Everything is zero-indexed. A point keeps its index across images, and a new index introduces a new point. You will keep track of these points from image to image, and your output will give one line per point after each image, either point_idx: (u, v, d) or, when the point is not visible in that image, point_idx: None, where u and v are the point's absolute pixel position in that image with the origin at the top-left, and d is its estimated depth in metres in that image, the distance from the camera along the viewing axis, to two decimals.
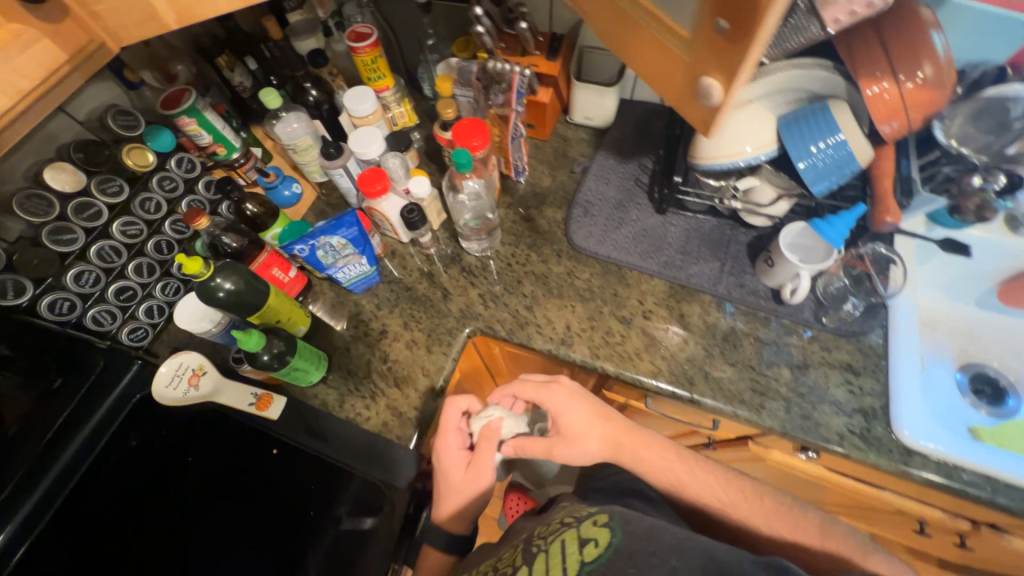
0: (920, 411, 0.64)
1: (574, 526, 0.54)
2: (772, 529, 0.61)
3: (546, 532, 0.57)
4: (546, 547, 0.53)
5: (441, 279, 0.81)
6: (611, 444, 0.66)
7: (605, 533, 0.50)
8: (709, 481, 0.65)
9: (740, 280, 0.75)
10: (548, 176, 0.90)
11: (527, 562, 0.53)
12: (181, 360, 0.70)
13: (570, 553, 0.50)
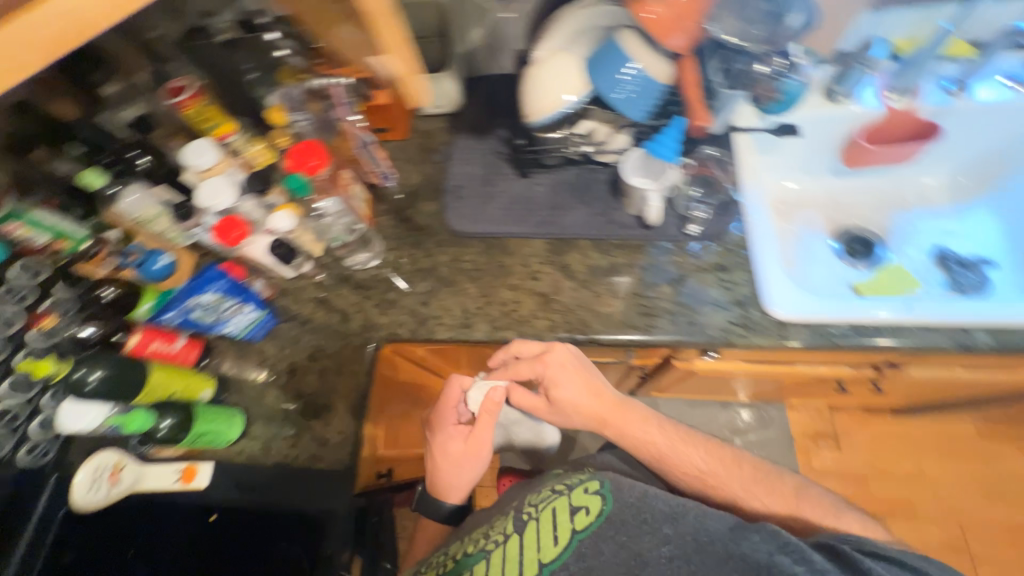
0: (784, 286, 0.70)
1: (564, 494, 0.70)
2: (753, 495, 0.71)
3: (538, 499, 0.72)
4: (536, 516, 0.70)
5: (336, 301, 0.82)
6: (595, 415, 0.73)
7: (596, 503, 0.67)
8: (687, 451, 0.74)
9: (608, 216, 0.79)
10: (416, 172, 0.92)
11: (518, 529, 0.70)
12: (95, 462, 0.67)
13: (565, 518, 0.67)
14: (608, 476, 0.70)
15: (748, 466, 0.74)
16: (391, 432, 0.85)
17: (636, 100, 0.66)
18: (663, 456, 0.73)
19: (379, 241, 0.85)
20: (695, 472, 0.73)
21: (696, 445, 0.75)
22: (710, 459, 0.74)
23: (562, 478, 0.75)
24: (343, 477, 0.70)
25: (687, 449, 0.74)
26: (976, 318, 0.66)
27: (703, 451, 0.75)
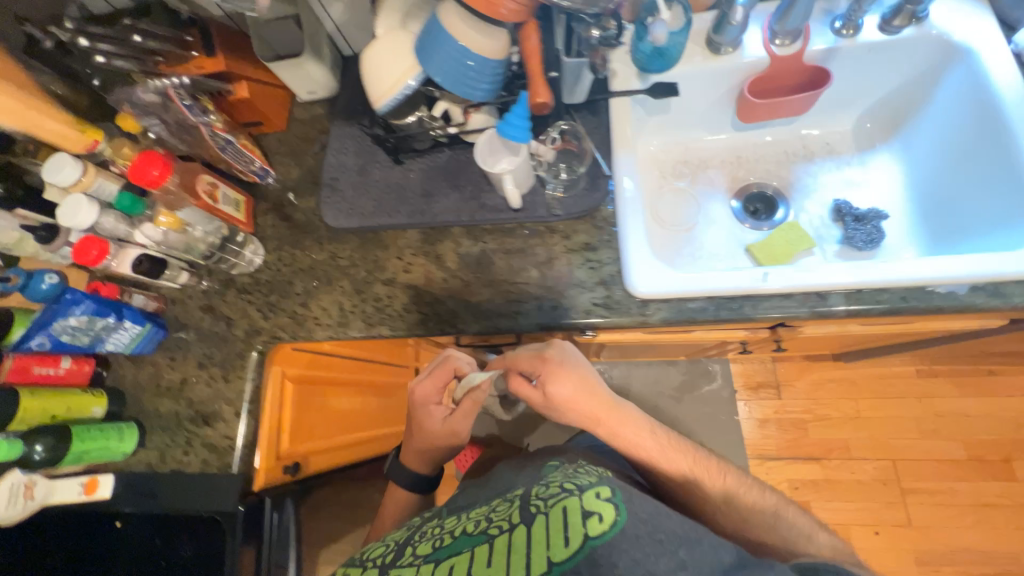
0: (648, 262, 0.68)
1: (575, 494, 0.54)
2: (733, 502, 0.68)
3: (546, 492, 0.56)
4: (545, 511, 0.52)
5: (222, 308, 0.82)
6: (591, 414, 0.70)
7: (609, 510, 0.51)
8: (672, 458, 0.70)
9: (479, 200, 0.76)
10: (296, 166, 0.88)
11: (523, 523, 0.53)
12: (5, 484, 0.69)
13: (572, 524, 0.50)
14: (622, 486, 0.54)
15: (732, 478, 0.70)
16: (297, 427, 0.89)
17: (472, 75, 0.62)
18: (643, 459, 0.71)
19: (257, 244, 0.82)
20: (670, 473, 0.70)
21: (683, 454, 0.71)
22: (692, 468, 0.70)
23: (573, 471, 0.60)
24: (232, 481, 0.72)
25: (674, 455, 0.71)
26: (855, 279, 0.61)
27: (686, 459, 0.71)
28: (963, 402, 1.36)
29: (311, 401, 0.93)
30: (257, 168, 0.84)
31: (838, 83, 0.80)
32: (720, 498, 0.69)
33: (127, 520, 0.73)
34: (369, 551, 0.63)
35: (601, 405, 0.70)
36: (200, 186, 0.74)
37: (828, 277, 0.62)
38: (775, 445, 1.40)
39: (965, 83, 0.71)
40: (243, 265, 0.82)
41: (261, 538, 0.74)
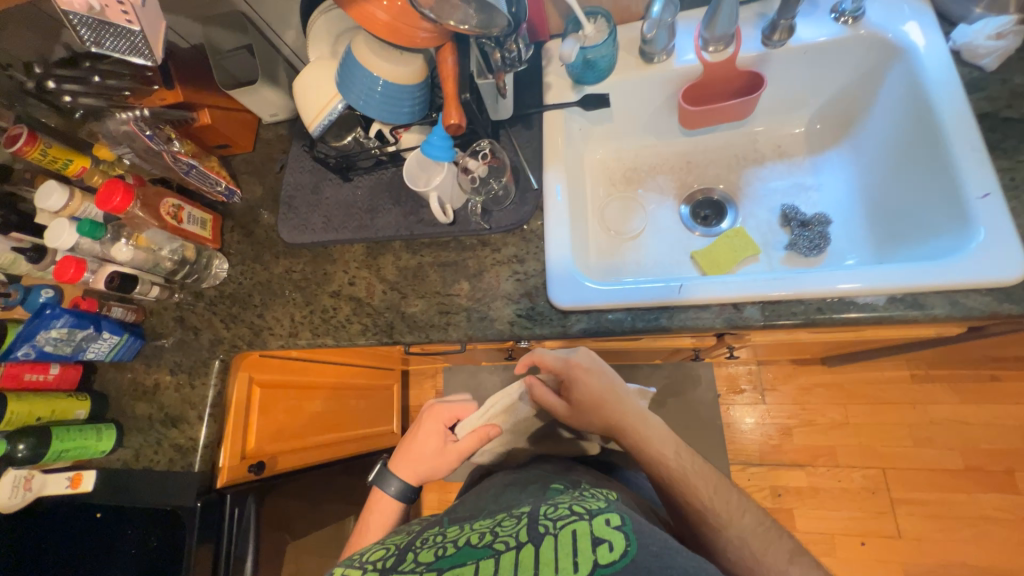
0: (569, 274, 0.69)
1: (585, 519, 0.47)
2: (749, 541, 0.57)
3: (553, 514, 0.49)
4: (555, 532, 0.46)
5: (191, 319, 0.89)
6: (613, 420, 0.67)
7: (620, 539, 0.44)
8: (699, 480, 0.62)
9: (417, 215, 0.80)
10: (260, 185, 0.94)
11: (531, 540, 0.45)
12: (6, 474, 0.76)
13: (580, 548, 0.43)
14: (631, 516, 0.49)
15: (750, 514, 0.60)
16: (264, 428, 0.95)
17: (395, 100, 0.66)
18: (669, 474, 0.63)
19: (222, 258, 0.90)
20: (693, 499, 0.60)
21: (712, 479, 0.63)
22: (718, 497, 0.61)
23: (577, 495, 0.54)
24: (195, 477, 0.80)
25: (701, 477, 0.63)
26: (766, 290, 0.62)
27: (707, 487, 0.62)
28: (961, 408, 1.29)
29: (279, 404, 0.99)
30: (223, 189, 0.90)
31: (782, 85, 0.78)
32: (746, 541, 0.57)
33: (106, 512, 0.81)
34: (368, 553, 0.53)
35: (624, 411, 0.68)
36: (165, 210, 0.81)
37: (738, 288, 0.63)
38: (758, 451, 1.37)
39: (906, 83, 0.68)
40: (210, 278, 0.89)
41: (220, 535, 0.80)
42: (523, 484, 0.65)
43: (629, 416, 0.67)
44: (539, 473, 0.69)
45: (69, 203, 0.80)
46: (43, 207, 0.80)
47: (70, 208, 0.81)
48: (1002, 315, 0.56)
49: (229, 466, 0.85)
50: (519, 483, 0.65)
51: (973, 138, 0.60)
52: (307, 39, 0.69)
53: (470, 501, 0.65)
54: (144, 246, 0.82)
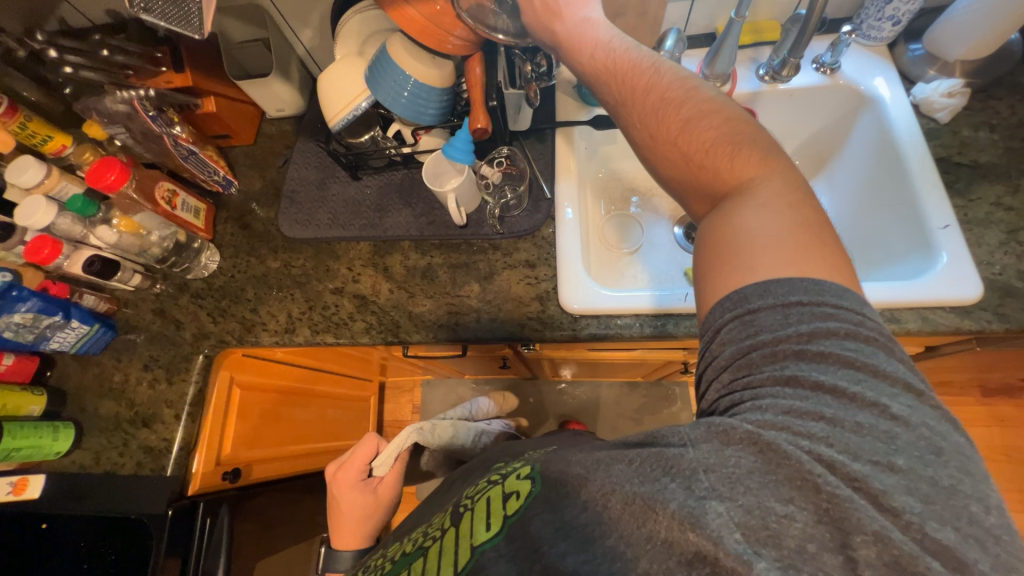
0: (581, 281, 0.71)
1: (499, 484, 0.53)
2: (717, 169, 0.47)
3: (474, 492, 0.56)
4: (472, 506, 0.52)
5: (172, 311, 0.84)
6: (572, 40, 0.56)
7: (525, 485, 0.48)
8: (700, 137, 0.48)
9: (429, 217, 0.80)
10: (260, 179, 0.92)
11: (454, 522, 0.53)
12: None
13: (493, 509, 0.49)
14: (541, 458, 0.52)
15: (731, 135, 0.47)
16: (240, 434, 0.89)
17: (422, 101, 0.68)
18: (654, 121, 0.50)
19: (214, 250, 0.86)
20: (684, 154, 0.48)
21: (727, 128, 0.48)
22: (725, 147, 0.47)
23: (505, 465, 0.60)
24: (166, 482, 0.73)
25: (700, 114, 0.49)
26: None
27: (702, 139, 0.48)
28: None
29: (257, 408, 0.94)
30: (219, 179, 0.87)
31: (769, 123, 0.87)
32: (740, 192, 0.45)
33: (53, 523, 0.72)
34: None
35: (573, 20, 0.57)
36: (159, 193, 0.78)
37: None
38: None
39: (875, 129, 0.78)
40: (196, 269, 0.85)
41: (187, 549, 0.73)
42: (467, 473, 0.70)
43: (573, 27, 0.56)
44: (490, 455, 0.74)
45: (47, 180, 0.74)
46: (13, 181, 0.73)
47: (42, 185, 0.74)
48: (963, 330, 0.63)
49: (204, 472, 0.79)
50: (467, 471, 0.72)
51: (921, 149, 0.72)
52: (336, 38, 0.72)
53: (425, 505, 0.73)
54: (132, 230, 0.78)
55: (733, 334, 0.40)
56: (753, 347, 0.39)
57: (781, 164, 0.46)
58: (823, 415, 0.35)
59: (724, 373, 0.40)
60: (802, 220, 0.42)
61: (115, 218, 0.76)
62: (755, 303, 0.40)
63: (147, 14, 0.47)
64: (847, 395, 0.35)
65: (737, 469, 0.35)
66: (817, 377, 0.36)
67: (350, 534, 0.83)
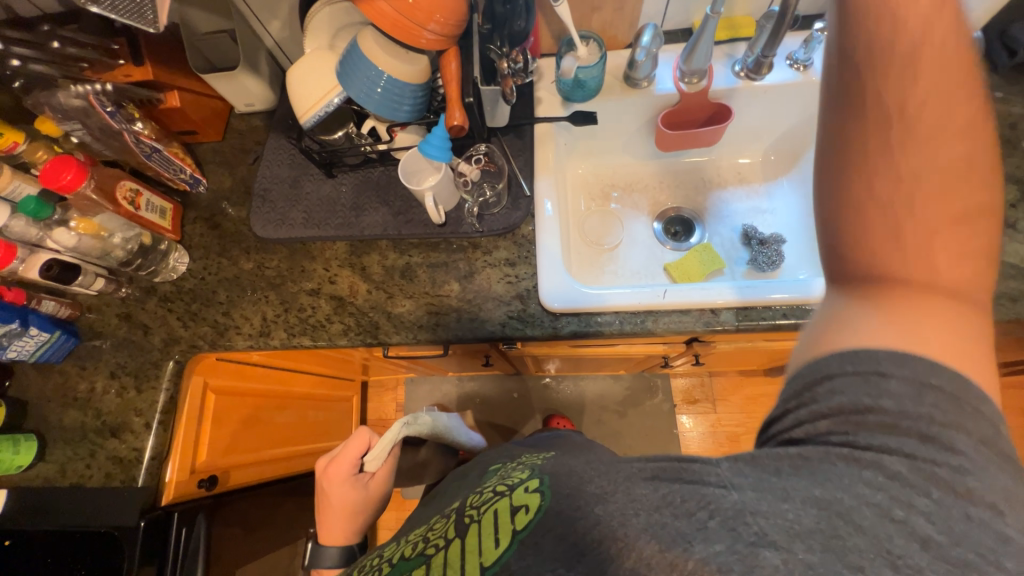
0: (561, 281, 0.71)
1: (506, 494, 0.49)
2: (918, 251, 0.36)
3: (478, 500, 0.52)
4: (478, 518, 0.48)
5: (139, 316, 0.81)
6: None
7: (536, 499, 0.45)
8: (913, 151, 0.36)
9: (407, 216, 0.79)
10: (230, 177, 0.89)
11: (459, 533, 0.49)
12: None
13: (502, 524, 0.46)
14: (552, 471, 0.49)
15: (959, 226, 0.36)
16: (216, 440, 0.87)
17: (396, 97, 0.67)
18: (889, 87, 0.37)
19: (183, 251, 0.83)
20: (884, 206, 0.36)
21: (954, 207, 0.36)
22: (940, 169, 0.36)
23: (509, 472, 0.57)
24: (137, 494, 0.71)
25: (944, 152, 0.36)
26: (736, 297, 0.68)
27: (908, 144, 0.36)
28: None
29: (234, 413, 0.91)
30: (187, 177, 0.84)
31: (743, 119, 0.89)
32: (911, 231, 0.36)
33: (20, 537, 0.70)
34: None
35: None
36: (120, 193, 0.74)
37: (715, 294, 0.69)
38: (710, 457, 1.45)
39: None
40: (166, 272, 0.82)
41: (163, 561, 0.71)
42: (464, 475, 0.69)
43: None
44: (488, 456, 0.73)
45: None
46: None
47: None
48: None
49: (179, 480, 0.76)
50: (462, 475, 0.71)
51: None
52: (305, 31, 0.69)
53: (420, 510, 0.70)
54: (93, 232, 0.74)
55: (850, 390, 0.35)
56: (870, 409, 0.34)
57: (975, 284, 0.36)
58: (930, 492, 0.31)
59: (826, 423, 0.35)
60: (972, 343, 0.34)
61: (73, 221, 0.72)
62: (883, 371, 0.34)
63: (96, 6, 0.44)
64: (965, 482, 0.31)
65: (796, 524, 0.32)
66: (927, 454, 0.32)
67: (338, 531, 0.81)
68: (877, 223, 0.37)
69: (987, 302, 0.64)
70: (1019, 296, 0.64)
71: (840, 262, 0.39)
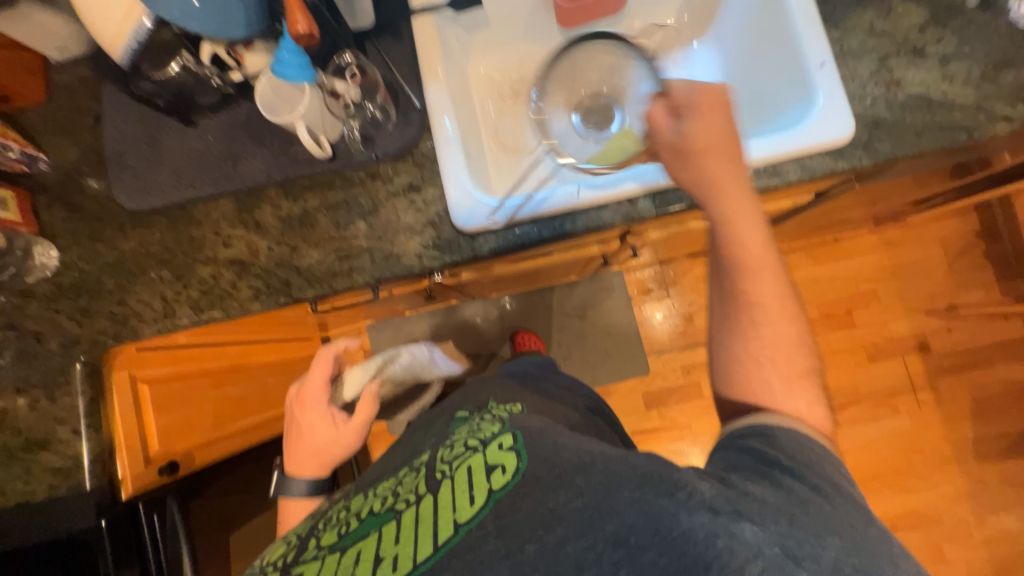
0: (469, 195, 0.66)
1: (479, 450, 0.53)
2: (780, 376, 0.52)
3: (450, 455, 0.54)
4: (451, 474, 0.51)
5: (25, 323, 0.72)
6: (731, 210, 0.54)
7: (512, 459, 0.50)
8: (772, 315, 0.53)
9: (290, 155, 0.70)
10: (74, 145, 0.75)
11: (431, 489, 0.51)
12: None
13: (477, 479, 0.49)
14: (524, 428, 0.54)
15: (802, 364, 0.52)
16: (165, 428, 0.84)
17: (223, 10, 0.55)
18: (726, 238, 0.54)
19: (47, 242, 0.73)
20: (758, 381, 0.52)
21: (796, 354, 0.52)
22: (775, 300, 0.53)
23: (476, 425, 0.60)
24: (89, 496, 0.69)
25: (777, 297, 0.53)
26: (676, 176, 0.63)
27: (793, 357, 0.53)
28: (815, 269, 1.51)
29: (177, 398, 0.88)
30: (17, 155, 0.71)
31: None
32: (774, 366, 0.52)
33: None
34: (272, 553, 0.58)
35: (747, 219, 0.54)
36: None
37: (631, 181, 0.65)
38: (668, 339, 1.53)
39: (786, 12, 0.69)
40: (40, 269, 0.73)
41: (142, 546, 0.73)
42: (430, 425, 0.73)
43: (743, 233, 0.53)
44: (454, 405, 0.77)
45: None
46: None
47: None
48: (837, 171, 0.65)
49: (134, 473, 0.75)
50: (426, 425, 0.75)
51: None
52: None
53: (380, 461, 0.72)
54: None
55: (783, 437, 0.48)
56: (796, 445, 0.47)
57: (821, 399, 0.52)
58: (828, 499, 0.44)
59: (751, 438, 0.49)
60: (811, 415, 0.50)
61: None
62: (777, 431, 0.49)
63: None
64: (853, 504, 0.44)
65: (767, 513, 0.42)
66: (817, 467, 0.46)
67: (312, 467, 0.79)
68: (745, 347, 0.53)
69: (893, 141, 0.64)
70: (923, 129, 0.64)
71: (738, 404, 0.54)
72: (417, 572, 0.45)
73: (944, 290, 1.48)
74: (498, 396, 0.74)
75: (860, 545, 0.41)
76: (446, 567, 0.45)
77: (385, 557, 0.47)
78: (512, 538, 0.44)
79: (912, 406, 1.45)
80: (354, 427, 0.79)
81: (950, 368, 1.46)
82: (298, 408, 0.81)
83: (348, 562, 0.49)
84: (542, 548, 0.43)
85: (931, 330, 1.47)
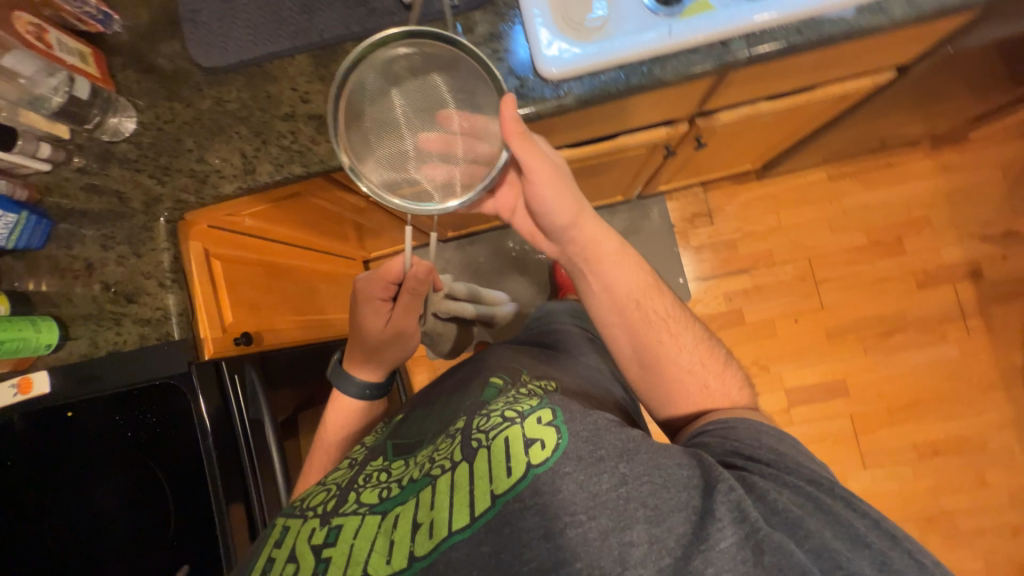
0: (554, 41, 0.65)
1: (517, 422, 0.56)
2: (706, 376, 0.69)
3: (487, 424, 0.58)
4: (487, 444, 0.55)
5: (108, 184, 0.73)
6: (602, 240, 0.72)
7: (552, 435, 0.54)
8: (678, 330, 0.71)
9: (368, 6, 0.69)
10: (146, 7, 0.75)
11: (467, 457, 0.55)
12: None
13: (515, 452, 0.53)
14: (562, 407, 0.58)
15: (712, 357, 0.71)
16: (237, 302, 0.86)
17: None
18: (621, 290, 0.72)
19: (126, 104, 0.73)
20: (687, 389, 0.69)
21: (703, 354, 0.71)
22: (669, 317, 0.72)
23: (514, 396, 0.64)
24: (179, 346, 0.71)
25: (670, 313, 0.72)
26: (743, 23, 0.62)
27: (703, 351, 0.71)
28: (864, 195, 1.48)
29: (247, 280, 0.90)
30: (94, 12, 0.70)
31: None
32: (704, 368, 0.70)
33: (79, 410, 0.71)
34: (309, 498, 0.62)
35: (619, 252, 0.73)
36: (23, 27, 0.61)
37: (727, 20, 0.62)
38: (711, 266, 1.51)
39: None
40: (112, 130, 0.72)
41: (226, 402, 0.74)
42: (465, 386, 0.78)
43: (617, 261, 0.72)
44: (484, 363, 0.84)
45: None
46: None
47: None
48: (947, 8, 0.61)
49: (216, 335, 0.77)
50: (462, 386, 0.80)
51: None
52: None
53: (418, 417, 0.78)
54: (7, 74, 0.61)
55: (769, 441, 0.59)
56: (785, 456, 0.57)
57: (737, 378, 0.71)
58: (835, 503, 0.52)
59: (716, 433, 0.62)
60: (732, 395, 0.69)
61: None
62: (733, 424, 0.62)
63: None
64: (860, 510, 0.52)
65: (782, 511, 0.51)
66: (799, 461, 0.56)
67: (367, 368, 0.83)
68: (667, 374, 0.70)
69: None
70: None
71: (682, 415, 0.70)
72: (451, 538, 0.50)
73: (1000, 216, 1.43)
74: (529, 369, 0.79)
75: (882, 552, 0.49)
76: (483, 537, 0.50)
77: (423, 521, 0.52)
78: (552, 519, 0.49)
79: (962, 333, 1.43)
80: (402, 327, 0.82)
81: (1004, 294, 1.42)
82: (358, 309, 0.80)
83: (387, 525, 0.54)
84: (584, 533, 0.49)
85: (985, 257, 1.43)
